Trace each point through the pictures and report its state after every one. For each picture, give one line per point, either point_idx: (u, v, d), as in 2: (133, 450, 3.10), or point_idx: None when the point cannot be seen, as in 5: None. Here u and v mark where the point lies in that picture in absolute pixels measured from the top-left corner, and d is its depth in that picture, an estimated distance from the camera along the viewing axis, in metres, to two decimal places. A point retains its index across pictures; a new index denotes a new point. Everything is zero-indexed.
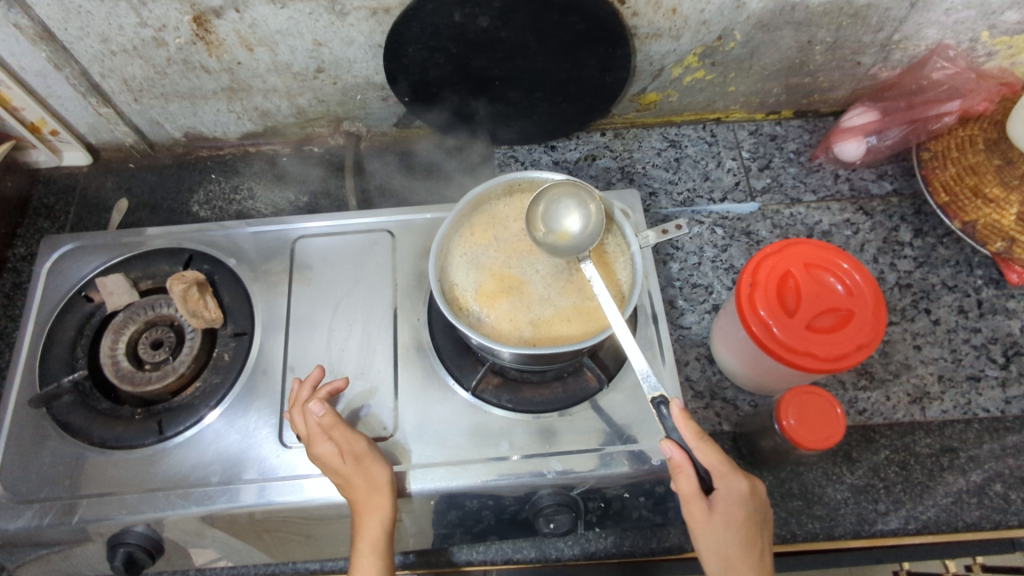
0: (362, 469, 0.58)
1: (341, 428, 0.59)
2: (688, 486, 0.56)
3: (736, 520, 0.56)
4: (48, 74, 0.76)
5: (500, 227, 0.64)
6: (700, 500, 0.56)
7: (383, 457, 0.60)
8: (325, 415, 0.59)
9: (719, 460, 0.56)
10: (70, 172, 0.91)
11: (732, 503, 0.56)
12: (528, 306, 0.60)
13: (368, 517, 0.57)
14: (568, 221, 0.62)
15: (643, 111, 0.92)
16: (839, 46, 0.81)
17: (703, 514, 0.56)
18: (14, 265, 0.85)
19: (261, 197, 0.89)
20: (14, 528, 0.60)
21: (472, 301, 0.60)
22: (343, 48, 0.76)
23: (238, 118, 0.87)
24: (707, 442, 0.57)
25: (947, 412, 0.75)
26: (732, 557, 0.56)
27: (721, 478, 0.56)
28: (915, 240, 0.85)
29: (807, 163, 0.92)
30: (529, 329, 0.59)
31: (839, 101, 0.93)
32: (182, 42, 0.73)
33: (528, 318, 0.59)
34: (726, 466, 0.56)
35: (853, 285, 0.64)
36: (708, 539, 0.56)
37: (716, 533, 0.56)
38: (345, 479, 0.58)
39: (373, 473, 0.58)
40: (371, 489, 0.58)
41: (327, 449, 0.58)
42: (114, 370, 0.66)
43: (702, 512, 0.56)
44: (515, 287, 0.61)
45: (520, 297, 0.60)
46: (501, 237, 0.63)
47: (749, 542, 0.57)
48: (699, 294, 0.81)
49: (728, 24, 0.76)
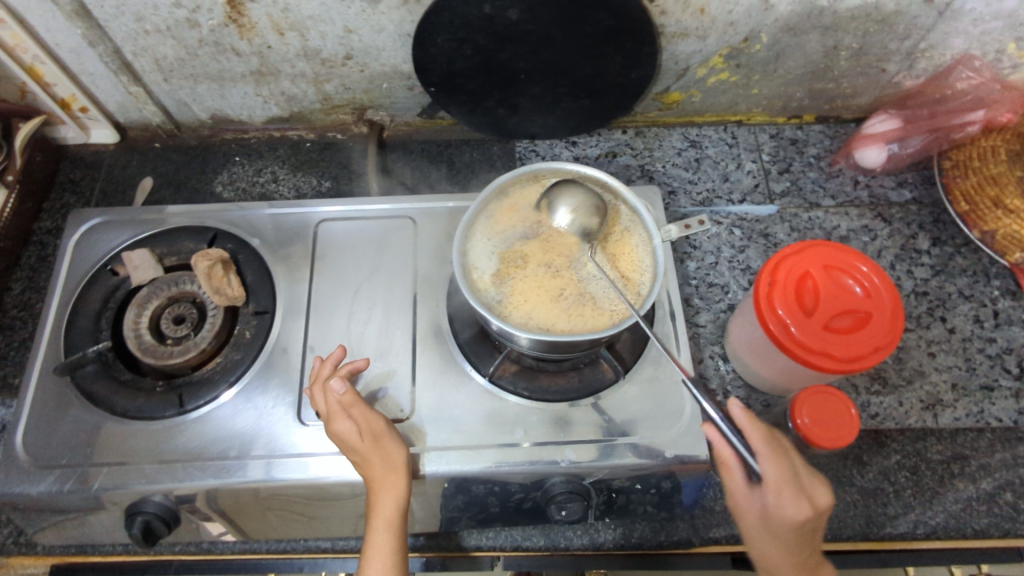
0: (381, 449, 0.59)
1: (361, 406, 0.60)
2: (739, 479, 0.56)
3: (785, 534, 0.54)
4: (82, 50, 0.77)
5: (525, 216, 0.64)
6: (749, 497, 0.56)
7: (400, 439, 0.61)
8: (346, 393, 0.60)
9: (773, 474, 0.54)
10: (98, 149, 0.92)
11: (778, 516, 0.54)
12: (556, 296, 0.60)
13: (383, 494, 0.58)
14: (579, 210, 0.63)
15: (665, 110, 0.93)
16: (865, 52, 0.82)
17: (752, 512, 0.55)
18: (39, 238, 0.86)
19: (284, 180, 0.90)
20: (35, 492, 0.62)
21: (493, 285, 0.60)
22: (372, 35, 0.76)
23: (265, 102, 0.88)
24: (764, 449, 0.55)
25: (959, 419, 0.75)
26: (774, 562, 0.55)
27: (771, 491, 0.53)
28: (933, 249, 0.86)
29: (827, 169, 0.92)
30: (560, 319, 0.59)
31: (862, 108, 0.93)
32: (215, 24, 0.74)
33: (559, 307, 0.59)
34: (780, 480, 0.53)
35: (871, 288, 0.65)
36: (751, 536, 0.56)
37: (761, 534, 0.55)
38: (363, 457, 0.59)
39: (390, 452, 0.59)
40: (388, 468, 0.59)
41: (347, 426, 0.59)
42: (136, 343, 0.67)
43: (748, 508, 0.56)
44: (543, 275, 0.61)
45: (550, 286, 0.61)
46: (526, 227, 0.63)
47: (797, 553, 0.55)
48: (715, 293, 0.82)
49: (755, 26, 0.77)
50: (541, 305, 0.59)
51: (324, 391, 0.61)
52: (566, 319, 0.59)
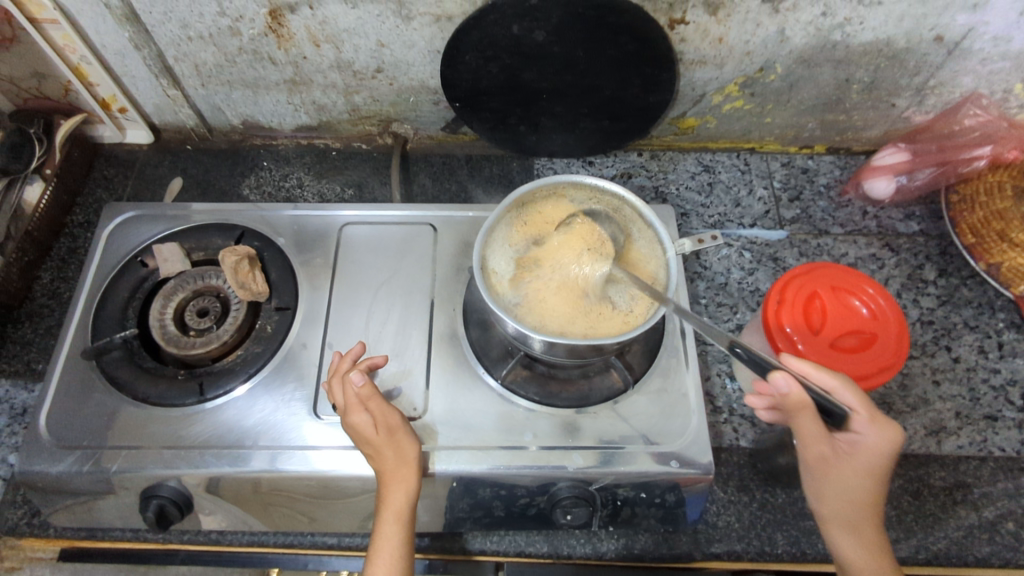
0: (395, 442, 0.60)
1: (378, 401, 0.61)
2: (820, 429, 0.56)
3: (877, 464, 0.57)
4: (127, 53, 0.81)
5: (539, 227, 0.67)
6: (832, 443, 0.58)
7: (414, 435, 0.62)
8: (365, 387, 0.62)
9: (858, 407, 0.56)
10: (132, 149, 0.96)
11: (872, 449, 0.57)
12: (571, 304, 0.63)
13: (395, 488, 0.60)
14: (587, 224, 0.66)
15: (681, 135, 0.95)
16: (876, 86, 0.85)
17: (841, 453, 0.58)
18: (70, 231, 0.89)
19: (308, 187, 0.93)
20: (55, 472, 0.64)
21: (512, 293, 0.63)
22: (403, 51, 0.80)
23: (295, 110, 0.92)
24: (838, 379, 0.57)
25: (962, 447, 0.76)
26: (860, 499, 0.59)
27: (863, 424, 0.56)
28: (939, 280, 0.87)
29: (837, 198, 0.94)
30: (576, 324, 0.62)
31: (872, 140, 0.96)
32: (255, 33, 0.78)
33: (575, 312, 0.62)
34: (872, 410, 0.57)
35: (877, 309, 0.66)
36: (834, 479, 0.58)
37: (847, 477, 0.58)
38: (378, 450, 0.60)
39: (403, 446, 0.61)
40: (402, 461, 0.60)
41: (364, 419, 0.61)
42: (161, 332, 0.69)
43: (834, 456, 0.58)
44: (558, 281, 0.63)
45: (565, 292, 0.63)
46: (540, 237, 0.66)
47: (877, 481, 0.58)
48: (724, 312, 0.84)
49: (770, 56, 0.80)
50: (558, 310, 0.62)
51: (343, 384, 0.63)
52: (581, 324, 0.62)
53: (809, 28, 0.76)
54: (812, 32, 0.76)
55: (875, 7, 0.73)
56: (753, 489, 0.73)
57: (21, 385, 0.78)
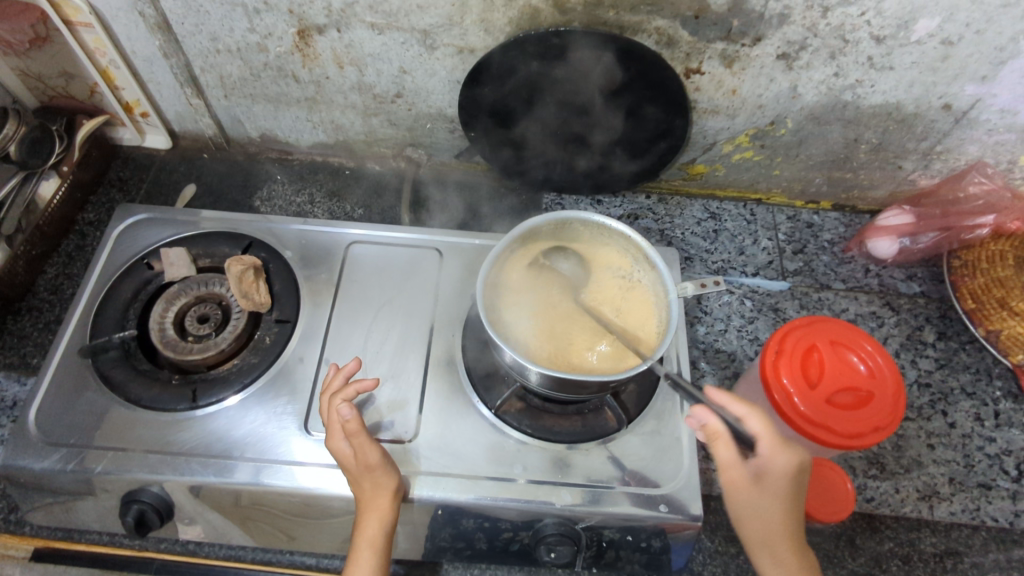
0: (374, 475, 0.59)
1: (361, 436, 0.59)
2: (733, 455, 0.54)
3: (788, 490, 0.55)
4: (155, 61, 0.82)
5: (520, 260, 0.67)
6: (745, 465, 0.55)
7: (395, 469, 0.61)
8: (352, 421, 0.59)
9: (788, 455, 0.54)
10: (149, 153, 0.97)
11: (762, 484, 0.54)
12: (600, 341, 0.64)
13: (368, 518, 0.59)
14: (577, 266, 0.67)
15: (690, 180, 0.97)
16: (883, 148, 0.86)
17: (743, 483, 0.55)
18: (80, 228, 0.90)
19: (319, 203, 0.95)
20: (39, 467, 0.63)
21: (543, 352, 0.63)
22: (424, 78, 0.82)
23: (313, 128, 0.93)
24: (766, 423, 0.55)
25: (955, 514, 0.75)
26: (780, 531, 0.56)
27: (769, 454, 0.54)
28: (938, 342, 0.87)
29: (840, 254, 0.95)
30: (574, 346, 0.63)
31: (878, 201, 0.97)
32: (282, 51, 0.79)
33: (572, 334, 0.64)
34: (770, 436, 0.54)
35: (875, 367, 0.66)
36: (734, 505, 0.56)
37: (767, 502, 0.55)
38: (354, 480, 0.59)
39: (380, 480, 0.59)
40: (380, 493, 0.59)
41: (342, 448, 0.60)
42: (159, 335, 0.69)
43: (745, 481, 0.54)
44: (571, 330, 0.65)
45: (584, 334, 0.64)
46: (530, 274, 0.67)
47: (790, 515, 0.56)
48: (722, 359, 0.83)
49: (782, 111, 0.82)
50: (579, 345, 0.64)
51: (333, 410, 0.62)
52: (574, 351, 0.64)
53: (821, 86, 0.78)
54: (824, 90, 0.78)
55: (887, 71, 0.74)
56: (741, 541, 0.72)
57: (15, 377, 0.77)
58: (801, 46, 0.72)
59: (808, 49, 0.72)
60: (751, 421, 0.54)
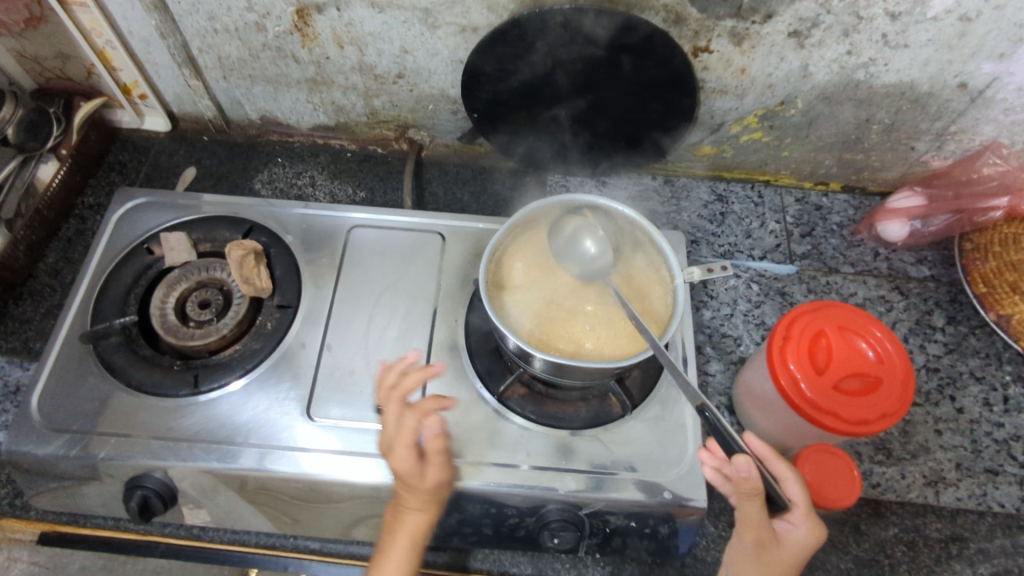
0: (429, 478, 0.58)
1: (441, 456, 0.59)
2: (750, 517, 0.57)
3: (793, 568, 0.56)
4: (152, 41, 0.81)
5: (529, 253, 0.67)
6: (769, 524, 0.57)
7: (450, 469, 0.60)
8: (438, 438, 0.59)
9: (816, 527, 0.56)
10: (148, 135, 0.96)
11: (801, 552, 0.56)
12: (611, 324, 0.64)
13: (409, 523, 0.59)
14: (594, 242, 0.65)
15: (697, 162, 0.95)
16: (896, 128, 0.84)
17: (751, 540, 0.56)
18: (80, 212, 0.89)
19: (321, 186, 0.93)
20: (43, 453, 0.63)
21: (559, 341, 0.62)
22: (426, 58, 0.80)
23: (314, 109, 0.92)
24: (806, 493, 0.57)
25: (961, 500, 0.74)
26: None
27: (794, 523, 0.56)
28: (947, 327, 0.86)
29: (849, 237, 0.93)
30: (588, 341, 0.63)
31: (889, 182, 0.95)
32: (281, 30, 0.78)
33: (588, 332, 0.63)
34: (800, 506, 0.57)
35: (884, 353, 0.65)
36: (748, 541, 0.56)
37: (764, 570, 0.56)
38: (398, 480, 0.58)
39: (440, 490, 0.59)
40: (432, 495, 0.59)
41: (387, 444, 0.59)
42: (160, 320, 0.69)
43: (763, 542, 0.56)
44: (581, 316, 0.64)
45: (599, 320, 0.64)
46: (542, 260, 0.67)
47: None
48: (728, 344, 0.83)
49: (792, 91, 0.80)
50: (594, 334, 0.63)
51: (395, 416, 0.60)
52: (594, 338, 0.63)
53: (832, 65, 0.75)
54: (836, 69, 0.76)
55: (901, 49, 0.72)
56: None
57: (17, 362, 0.77)
58: (814, 23, 0.70)
59: (821, 26, 0.70)
60: (792, 487, 0.57)
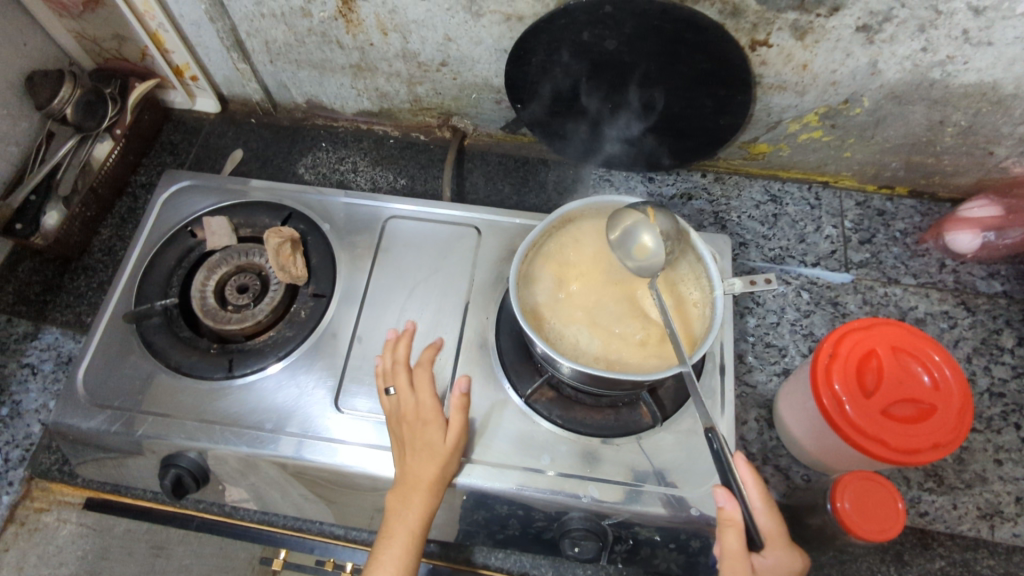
0: (456, 443, 0.62)
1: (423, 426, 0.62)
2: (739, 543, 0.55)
3: None
4: (202, 25, 0.82)
5: (564, 257, 0.65)
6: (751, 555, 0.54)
7: (466, 432, 0.63)
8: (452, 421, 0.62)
9: (796, 554, 0.54)
10: (199, 116, 0.98)
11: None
12: (643, 331, 0.61)
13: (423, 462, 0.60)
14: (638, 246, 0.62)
15: (750, 160, 0.90)
16: (973, 131, 0.78)
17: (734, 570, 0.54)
18: (133, 190, 0.92)
19: (362, 172, 0.93)
20: (86, 427, 0.66)
21: (587, 349, 0.60)
22: (470, 46, 0.78)
23: (358, 95, 0.91)
24: (777, 525, 0.55)
25: (1019, 536, 0.69)
26: None
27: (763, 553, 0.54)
28: (1018, 348, 0.80)
29: (913, 246, 0.87)
30: (618, 349, 0.60)
31: (961, 188, 0.88)
32: (326, 16, 0.77)
33: (618, 338, 0.61)
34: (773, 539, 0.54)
35: (940, 379, 0.61)
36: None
37: None
38: (411, 427, 0.62)
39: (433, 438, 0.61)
40: (452, 457, 0.61)
41: (409, 402, 0.64)
42: (200, 303, 0.70)
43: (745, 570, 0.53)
44: (612, 321, 0.62)
45: (631, 326, 0.62)
46: (571, 261, 0.65)
47: None
48: (772, 354, 0.79)
49: (858, 89, 0.74)
50: (626, 341, 0.61)
51: (429, 387, 0.65)
52: (624, 347, 0.60)
53: (905, 62, 0.70)
54: (908, 67, 0.70)
55: (984, 47, 0.66)
56: None
57: (70, 334, 0.81)
58: (886, 17, 0.65)
59: (894, 20, 0.65)
60: (761, 518, 0.55)
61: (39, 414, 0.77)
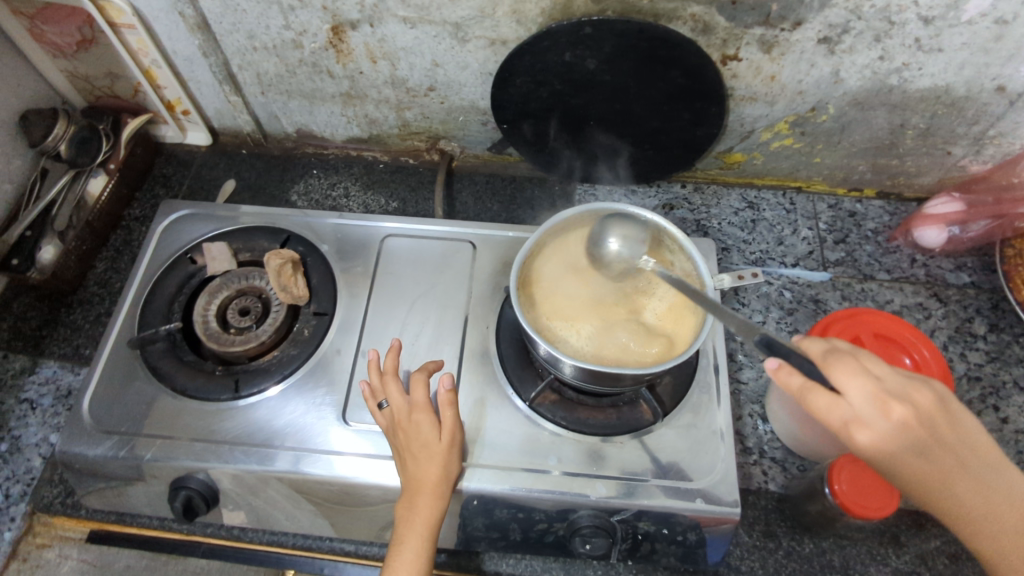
0: (450, 440, 0.62)
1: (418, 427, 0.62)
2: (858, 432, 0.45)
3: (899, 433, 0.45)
4: (195, 60, 0.84)
5: (551, 270, 0.67)
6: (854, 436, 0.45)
7: (460, 426, 0.64)
8: (445, 420, 0.63)
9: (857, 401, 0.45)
10: (191, 150, 1.00)
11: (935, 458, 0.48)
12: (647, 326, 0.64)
13: (427, 464, 0.61)
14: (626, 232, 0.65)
15: (727, 169, 0.95)
16: (932, 133, 0.83)
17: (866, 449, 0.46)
18: (127, 223, 0.93)
19: (354, 197, 0.96)
20: (93, 454, 0.66)
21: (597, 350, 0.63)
22: (457, 71, 0.82)
23: (348, 123, 0.94)
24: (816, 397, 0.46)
25: None
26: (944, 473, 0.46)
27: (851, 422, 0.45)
28: (989, 334, 0.84)
29: (885, 244, 0.92)
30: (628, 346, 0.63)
31: (925, 188, 0.94)
32: (317, 47, 0.80)
33: (624, 336, 0.64)
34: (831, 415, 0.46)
35: (921, 361, 0.64)
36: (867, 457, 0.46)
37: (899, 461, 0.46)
38: (406, 431, 0.62)
39: (431, 437, 0.62)
40: (450, 454, 0.62)
41: (401, 404, 0.63)
42: (203, 327, 0.71)
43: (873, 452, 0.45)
44: (614, 322, 0.65)
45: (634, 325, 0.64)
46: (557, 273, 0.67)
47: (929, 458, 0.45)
48: (760, 351, 0.82)
49: (823, 97, 0.79)
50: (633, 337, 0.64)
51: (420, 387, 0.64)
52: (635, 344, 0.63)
53: (864, 70, 0.75)
54: (868, 75, 0.75)
55: (936, 53, 0.71)
56: (780, 536, 0.71)
57: (68, 367, 0.81)
58: (844, 29, 0.70)
59: (852, 32, 0.70)
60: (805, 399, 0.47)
61: (39, 448, 0.76)
